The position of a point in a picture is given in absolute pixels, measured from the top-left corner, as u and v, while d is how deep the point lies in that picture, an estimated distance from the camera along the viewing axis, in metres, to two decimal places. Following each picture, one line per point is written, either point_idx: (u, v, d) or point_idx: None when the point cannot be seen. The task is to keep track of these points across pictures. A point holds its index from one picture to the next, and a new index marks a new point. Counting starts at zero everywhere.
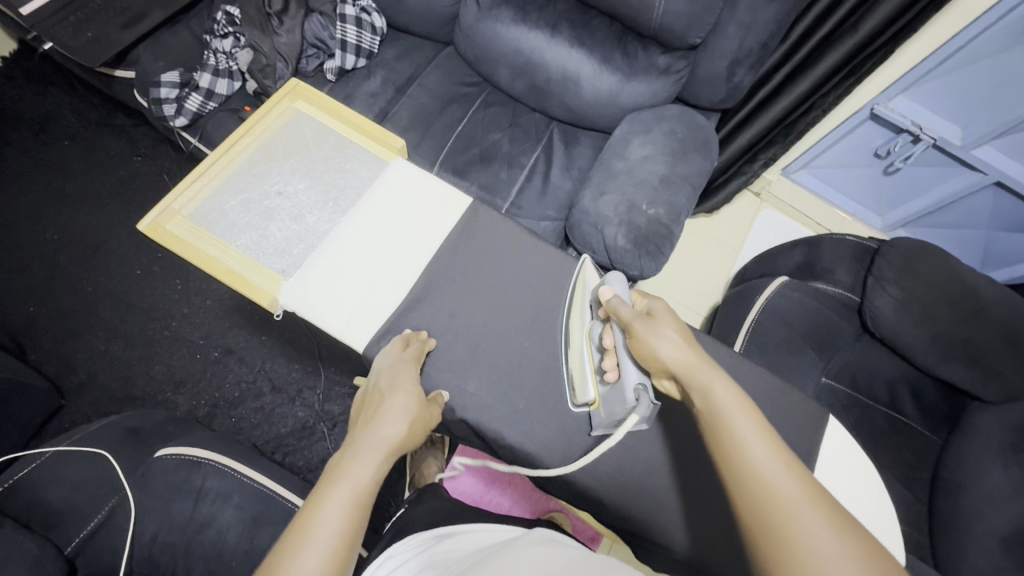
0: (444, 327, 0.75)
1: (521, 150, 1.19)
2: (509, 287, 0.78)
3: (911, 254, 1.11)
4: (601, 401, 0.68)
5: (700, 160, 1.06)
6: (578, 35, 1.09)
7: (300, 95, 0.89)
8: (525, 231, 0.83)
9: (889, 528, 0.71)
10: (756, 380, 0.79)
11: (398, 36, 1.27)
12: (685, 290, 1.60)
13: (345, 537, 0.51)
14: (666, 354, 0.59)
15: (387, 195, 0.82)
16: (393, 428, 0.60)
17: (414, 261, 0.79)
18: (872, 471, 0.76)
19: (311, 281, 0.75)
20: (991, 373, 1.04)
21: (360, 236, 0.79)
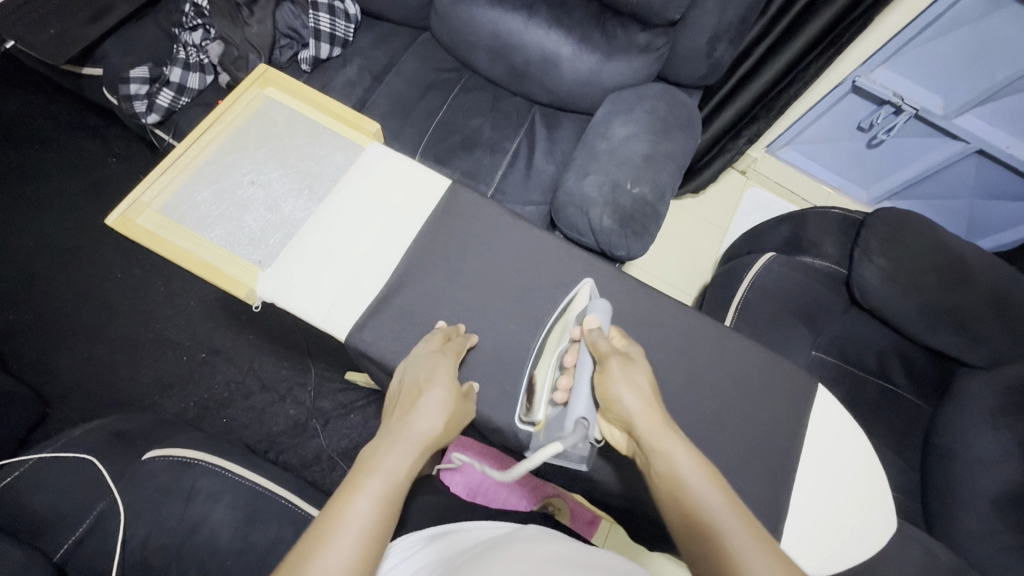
0: (427, 312, 0.74)
1: (503, 135, 1.18)
2: (492, 269, 0.77)
3: (896, 224, 1.11)
4: (544, 424, 0.66)
5: (682, 137, 1.06)
6: (556, 15, 1.07)
7: (270, 83, 0.87)
8: (507, 211, 0.82)
9: (879, 491, 0.73)
10: (746, 353, 0.78)
11: (373, 24, 1.24)
12: (675, 272, 1.60)
13: (376, 533, 0.49)
14: (630, 409, 0.59)
15: (364, 182, 0.80)
16: (429, 423, 0.59)
17: (394, 248, 0.77)
18: (863, 437, 0.77)
19: (289, 271, 0.73)
20: (978, 338, 1.05)
21: (339, 226, 0.77)
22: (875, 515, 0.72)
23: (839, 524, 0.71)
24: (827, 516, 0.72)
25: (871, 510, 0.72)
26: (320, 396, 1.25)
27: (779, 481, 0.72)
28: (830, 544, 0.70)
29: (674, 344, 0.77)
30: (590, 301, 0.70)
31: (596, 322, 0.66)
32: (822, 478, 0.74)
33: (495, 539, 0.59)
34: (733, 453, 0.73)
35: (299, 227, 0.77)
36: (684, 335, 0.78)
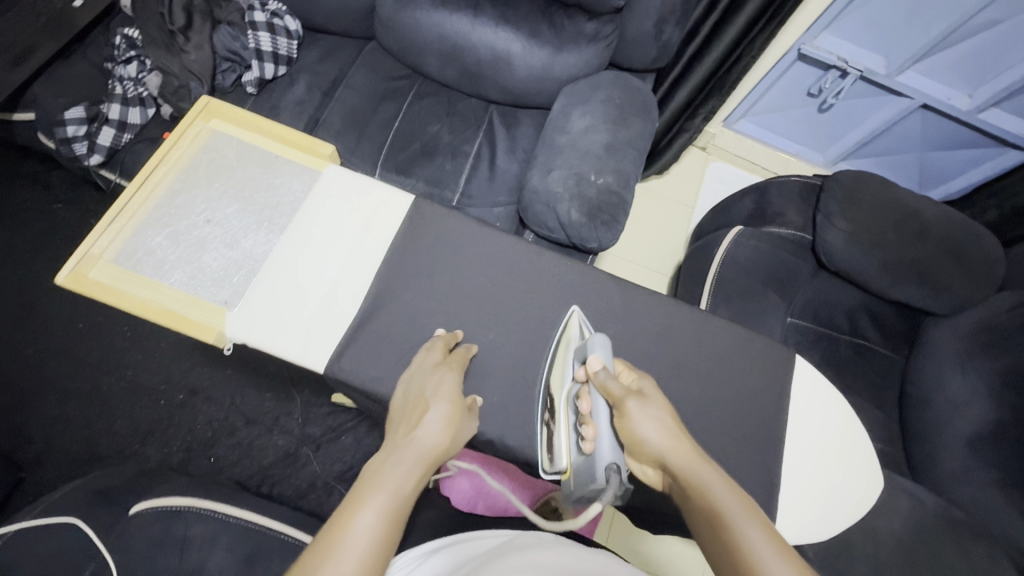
0: (405, 332, 0.73)
1: (462, 138, 1.17)
2: (464, 279, 0.77)
3: (853, 185, 1.14)
4: (571, 470, 0.65)
5: (640, 123, 1.06)
6: (502, 12, 1.06)
7: (214, 114, 0.85)
8: (472, 219, 0.81)
9: (860, 447, 0.76)
10: (724, 333, 0.80)
11: (316, 38, 1.21)
12: (648, 254, 1.62)
13: (381, 546, 0.48)
14: (657, 443, 0.58)
15: (324, 207, 0.78)
16: (435, 437, 0.59)
17: (364, 271, 0.76)
18: (840, 398, 0.80)
19: (258, 308, 0.71)
20: (939, 288, 1.10)
21: (305, 255, 0.75)
22: (860, 473, 0.75)
23: (828, 488, 0.74)
24: (817, 481, 0.74)
25: (856, 468, 0.75)
26: (309, 422, 1.23)
27: (769, 453, 0.74)
28: (822, 508, 0.73)
29: (653, 333, 0.78)
30: (589, 339, 0.66)
31: (600, 362, 0.63)
32: (808, 445, 0.76)
33: (500, 546, 0.60)
34: (723, 432, 0.74)
35: (262, 261, 0.75)
36: (662, 322, 0.79)
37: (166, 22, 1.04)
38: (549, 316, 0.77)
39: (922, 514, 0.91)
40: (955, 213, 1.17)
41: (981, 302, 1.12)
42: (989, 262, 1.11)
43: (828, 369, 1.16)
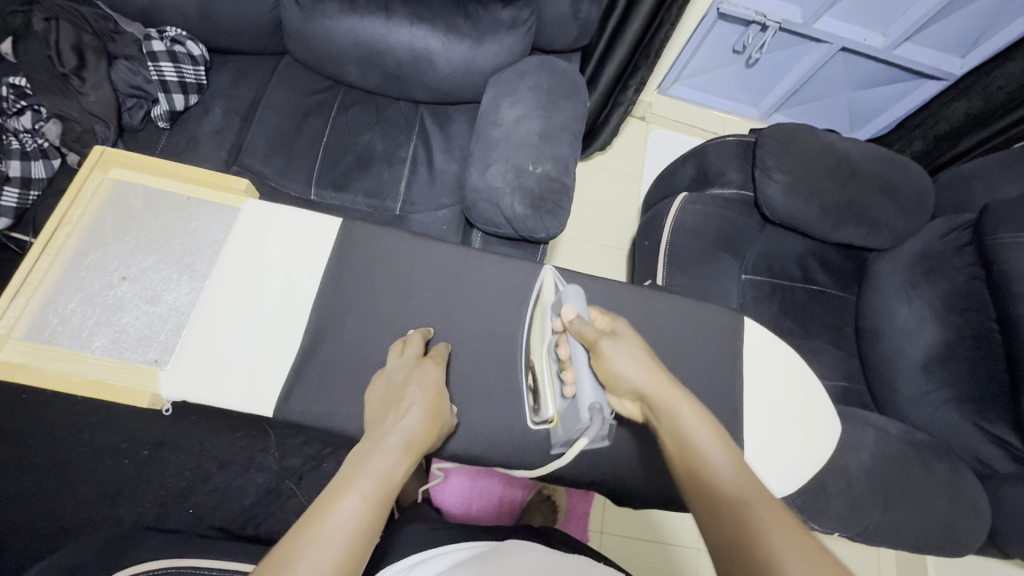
0: (352, 363, 0.71)
1: (396, 144, 1.14)
2: (406, 298, 0.76)
3: (786, 136, 1.16)
4: (558, 419, 0.68)
5: (571, 105, 1.06)
6: (414, 9, 1.02)
7: (112, 162, 0.79)
8: (406, 234, 0.79)
9: (812, 394, 0.80)
10: (673, 308, 0.81)
11: (226, 60, 1.15)
12: (602, 230, 1.63)
13: (366, 529, 0.50)
14: (633, 379, 0.58)
15: (248, 244, 0.75)
16: (418, 428, 0.60)
17: (301, 305, 0.74)
18: (786, 349, 0.83)
19: (190, 363, 0.68)
20: (876, 224, 1.14)
21: (235, 297, 0.72)
22: (819, 421, 0.79)
23: (790, 443, 0.77)
24: (782, 440, 0.77)
25: (815, 417, 0.79)
26: (286, 455, 1.20)
27: (730, 418, 0.76)
28: (788, 464, 0.76)
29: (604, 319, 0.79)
30: (562, 290, 0.68)
31: (574, 311, 0.65)
32: (767, 403, 0.79)
33: (478, 552, 0.64)
34: None
35: (190, 310, 0.72)
36: (613, 305, 0.80)
37: (56, 65, 0.98)
38: (502, 317, 0.78)
39: (890, 442, 0.95)
40: (882, 149, 1.21)
41: (916, 232, 1.17)
42: (919, 192, 1.16)
43: (787, 317, 1.20)
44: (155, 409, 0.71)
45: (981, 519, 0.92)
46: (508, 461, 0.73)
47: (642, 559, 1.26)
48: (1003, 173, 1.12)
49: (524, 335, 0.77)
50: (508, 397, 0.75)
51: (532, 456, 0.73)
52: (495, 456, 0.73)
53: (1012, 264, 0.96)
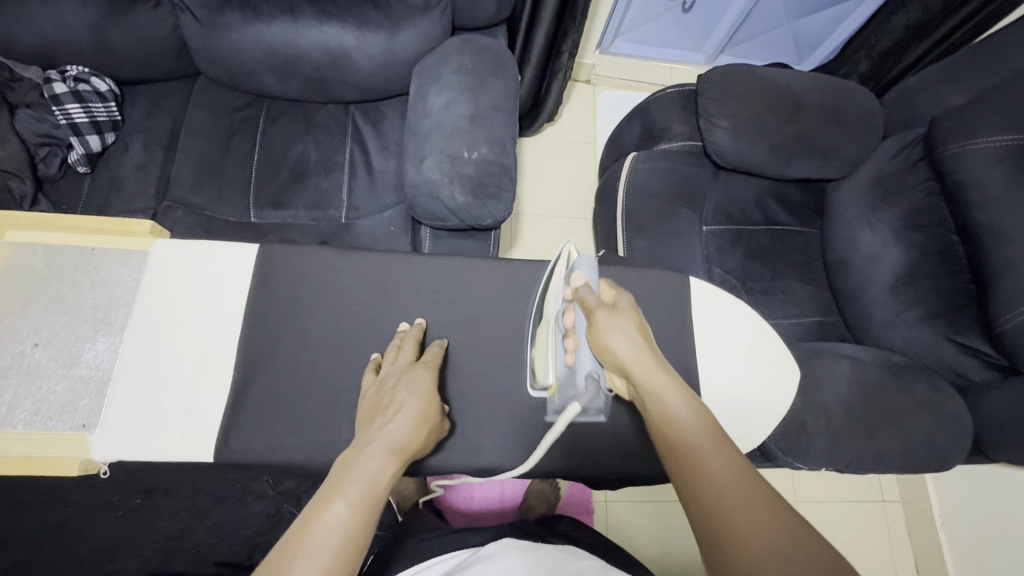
0: (288, 391, 0.71)
1: (330, 151, 1.10)
2: (338, 314, 0.75)
3: (724, 79, 1.13)
4: (556, 386, 0.69)
5: (499, 82, 1.01)
6: (322, 7, 0.98)
7: (6, 227, 0.74)
8: (329, 249, 0.77)
9: (762, 342, 0.81)
10: (616, 281, 0.81)
11: (138, 91, 1.10)
12: (563, 203, 1.60)
13: (354, 534, 0.50)
14: (620, 355, 0.59)
15: (165, 287, 0.73)
16: (407, 432, 0.60)
17: (228, 342, 0.72)
18: (733, 300, 0.84)
19: (121, 420, 0.67)
20: (828, 154, 1.13)
21: (158, 345, 0.70)
22: (780, 366, 0.80)
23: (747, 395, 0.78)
24: (739, 393, 0.78)
25: (775, 363, 0.80)
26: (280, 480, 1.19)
27: (689, 377, 0.78)
28: (748, 417, 0.77)
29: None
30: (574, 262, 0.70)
31: (583, 280, 0.67)
32: (726, 358, 0.80)
33: (463, 559, 0.68)
34: None
35: (112, 366, 0.70)
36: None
37: None
38: (445, 316, 0.77)
39: (864, 371, 0.96)
40: (824, 77, 1.19)
41: (869, 156, 1.16)
42: (865, 116, 1.15)
43: (753, 262, 1.19)
44: (92, 473, 0.69)
45: (961, 429, 0.93)
46: (478, 456, 0.73)
47: (652, 519, 1.29)
48: (947, 82, 1.11)
49: (468, 332, 0.77)
50: (463, 395, 0.75)
51: (495, 451, 0.74)
52: (462, 452, 0.73)
53: (966, 173, 0.97)
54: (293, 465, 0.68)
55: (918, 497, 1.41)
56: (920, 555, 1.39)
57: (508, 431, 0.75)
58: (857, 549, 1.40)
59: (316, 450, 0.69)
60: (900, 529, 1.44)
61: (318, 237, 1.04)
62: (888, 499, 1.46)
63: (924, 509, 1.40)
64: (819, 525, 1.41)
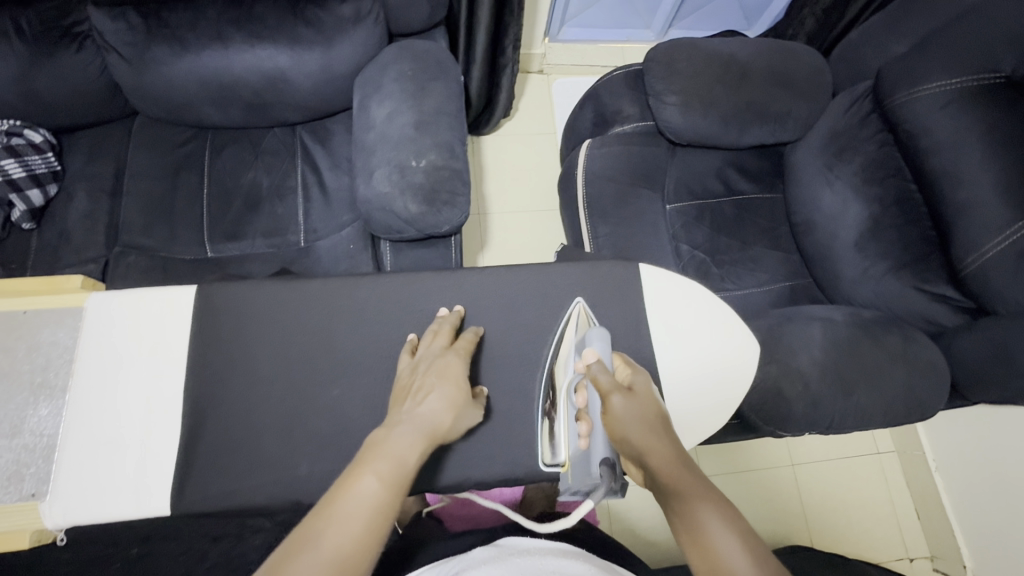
0: (240, 432, 0.70)
1: (280, 175, 1.08)
2: (287, 347, 0.74)
3: (668, 56, 1.12)
4: (569, 467, 0.69)
5: (442, 85, 0.99)
6: (251, 30, 0.95)
7: None
8: (272, 281, 0.76)
9: (723, 320, 0.83)
10: (566, 277, 0.81)
11: (76, 137, 1.08)
12: (528, 197, 1.59)
13: (380, 509, 0.56)
14: (633, 439, 0.60)
15: (102, 342, 0.71)
16: (438, 416, 0.64)
17: (174, 391, 0.71)
18: (692, 282, 0.85)
19: (73, 483, 0.66)
20: (779, 118, 1.12)
21: (101, 403, 0.69)
22: (741, 344, 0.82)
23: (713, 375, 0.81)
24: (705, 374, 0.80)
25: (733, 338, 0.82)
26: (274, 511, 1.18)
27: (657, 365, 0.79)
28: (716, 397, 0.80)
29: (506, 308, 0.79)
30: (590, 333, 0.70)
31: (595, 355, 0.67)
32: (688, 339, 0.81)
33: (454, 565, 0.66)
34: None
35: (58, 429, 0.69)
36: (504, 290, 0.80)
37: None
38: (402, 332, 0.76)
39: (837, 330, 0.96)
40: (768, 41, 1.18)
41: (821, 115, 1.16)
42: (813, 76, 1.15)
43: (720, 234, 1.19)
44: (48, 540, 0.68)
45: (938, 376, 0.94)
46: (452, 468, 0.73)
47: (653, 499, 1.29)
48: (892, 32, 1.10)
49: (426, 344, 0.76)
50: None
51: (472, 462, 0.73)
52: (436, 468, 0.73)
53: (916, 122, 0.98)
54: (253, 507, 0.68)
55: (912, 445, 1.43)
56: (919, 501, 1.41)
57: (478, 440, 0.74)
58: (857, 502, 1.42)
59: (274, 489, 0.68)
60: (898, 478, 1.45)
61: (279, 264, 1.03)
62: (883, 451, 1.47)
63: (918, 456, 1.41)
64: (818, 485, 1.42)
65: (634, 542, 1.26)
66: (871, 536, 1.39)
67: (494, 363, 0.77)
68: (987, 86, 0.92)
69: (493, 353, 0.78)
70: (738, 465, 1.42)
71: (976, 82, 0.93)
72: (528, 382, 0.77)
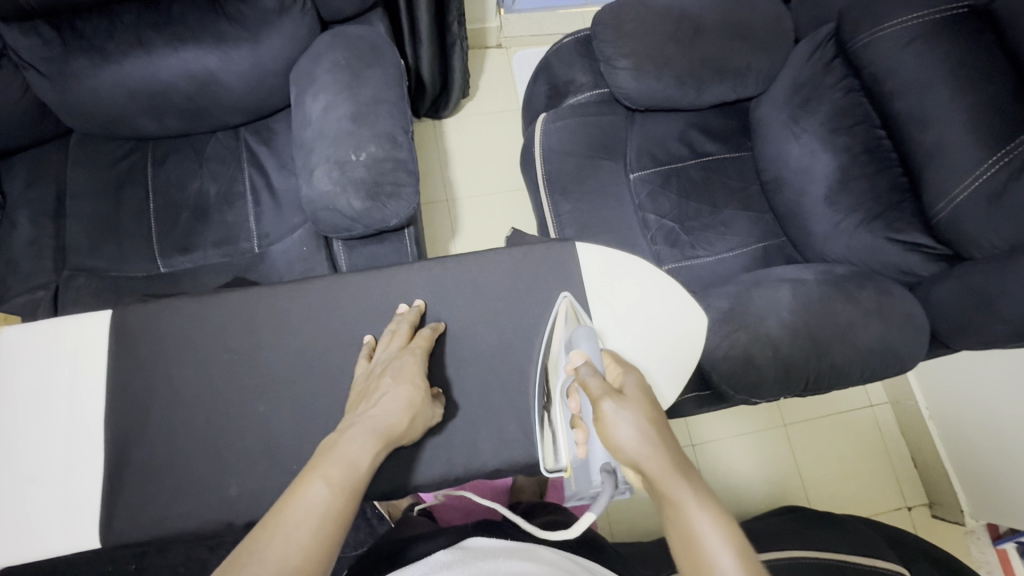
0: (168, 457, 0.69)
1: (228, 182, 1.05)
2: (211, 366, 0.72)
3: (616, 17, 1.06)
4: (572, 470, 0.67)
5: (378, 70, 0.95)
6: (172, 33, 0.91)
7: None
8: (192, 299, 0.74)
9: (669, 292, 0.81)
10: (504, 264, 0.78)
11: (14, 162, 1.05)
12: (496, 179, 1.55)
13: (333, 516, 0.52)
14: (631, 450, 0.53)
15: (20, 377, 0.70)
16: (394, 418, 0.62)
17: (96, 420, 0.70)
18: (637, 257, 0.82)
19: (6, 522, 0.66)
20: (738, 73, 1.07)
21: (23, 440, 0.68)
22: (686, 314, 0.81)
23: (663, 349, 0.79)
24: (657, 349, 0.79)
25: (679, 310, 0.81)
26: None
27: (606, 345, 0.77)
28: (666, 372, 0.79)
29: (448, 302, 0.77)
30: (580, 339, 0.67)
31: (583, 360, 0.64)
32: (634, 316, 0.79)
33: (416, 571, 0.65)
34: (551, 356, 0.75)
35: None
36: (445, 284, 0.77)
37: None
38: (344, 336, 0.74)
39: (807, 291, 0.93)
40: None
41: (783, 65, 1.10)
42: (771, 24, 1.09)
43: (688, 199, 1.14)
44: None
45: (916, 327, 0.91)
46: (408, 472, 0.71)
47: None
48: None
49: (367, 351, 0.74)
50: None
51: (430, 464, 0.71)
52: (392, 473, 0.71)
53: (879, 64, 0.93)
54: (188, 531, 0.67)
55: (905, 394, 1.41)
56: (915, 450, 1.40)
57: (436, 441, 0.72)
58: (851, 456, 1.41)
59: (206, 512, 0.67)
60: (893, 429, 1.44)
61: (233, 273, 1.01)
62: (876, 403, 1.45)
63: (911, 406, 1.39)
64: (811, 444, 1.41)
65: (630, 517, 1.25)
66: (867, 490, 1.39)
67: (445, 359, 0.75)
68: (942, 20, 0.88)
69: (437, 348, 0.76)
70: (728, 430, 1.40)
71: (930, 16, 0.89)
72: (475, 377, 0.75)
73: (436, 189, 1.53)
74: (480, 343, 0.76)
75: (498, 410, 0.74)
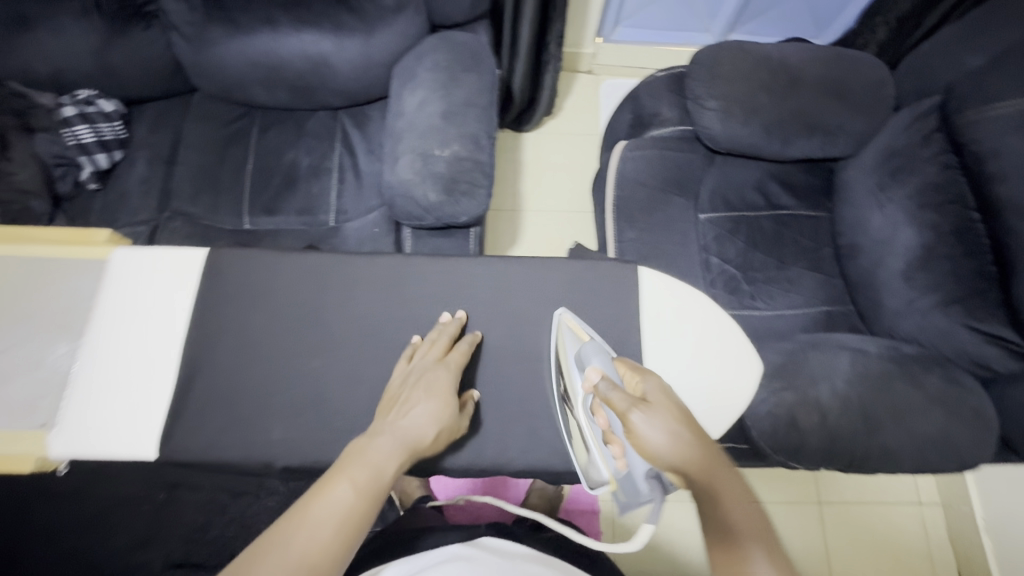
0: (226, 390, 0.75)
1: (319, 157, 1.13)
2: (276, 316, 0.78)
3: (712, 60, 1.08)
4: (617, 483, 0.67)
5: (474, 76, 1.00)
6: (299, 16, 1.00)
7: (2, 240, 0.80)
8: (274, 252, 0.80)
9: (725, 333, 0.80)
10: (562, 274, 0.80)
11: (142, 109, 1.17)
12: (563, 198, 1.57)
13: (351, 521, 0.57)
14: (663, 451, 0.57)
15: (118, 293, 0.78)
16: (422, 429, 0.65)
17: (174, 343, 0.76)
18: (699, 293, 0.82)
19: (78, 419, 0.72)
20: (829, 131, 1.05)
21: (109, 348, 0.75)
22: (740, 361, 0.79)
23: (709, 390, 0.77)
24: (702, 387, 0.77)
25: (733, 353, 0.79)
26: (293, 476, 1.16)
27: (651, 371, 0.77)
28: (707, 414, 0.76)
29: (501, 302, 0.79)
30: (588, 353, 0.70)
31: (598, 373, 0.66)
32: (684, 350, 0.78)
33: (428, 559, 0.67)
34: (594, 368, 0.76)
35: (72, 368, 0.75)
36: (501, 283, 0.80)
37: None
38: (398, 315, 0.78)
39: (868, 364, 0.89)
40: (824, 48, 1.11)
41: (879, 131, 1.07)
42: (871, 88, 1.07)
43: (756, 250, 1.12)
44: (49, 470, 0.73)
45: (985, 425, 0.84)
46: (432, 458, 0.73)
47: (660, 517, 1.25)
48: (966, 45, 1.01)
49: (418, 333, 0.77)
50: None
51: (454, 454, 0.73)
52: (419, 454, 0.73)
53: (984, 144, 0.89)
54: (228, 464, 0.72)
55: (959, 498, 1.30)
56: (962, 561, 1.28)
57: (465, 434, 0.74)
58: (887, 551, 1.31)
59: (249, 450, 0.72)
60: (940, 532, 1.32)
61: (308, 241, 1.08)
62: (925, 501, 1.35)
63: (965, 512, 1.28)
64: (845, 528, 1.32)
65: (639, 561, 1.21)
66: None
67: (487, 355, 0.77)
68: None
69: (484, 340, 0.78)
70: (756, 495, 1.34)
71: None
72: (514, 378, 0.77)
73: (505, 197, 1.57)
74: (524, 348, 0.78)
75: (529, 415, 0.75)
